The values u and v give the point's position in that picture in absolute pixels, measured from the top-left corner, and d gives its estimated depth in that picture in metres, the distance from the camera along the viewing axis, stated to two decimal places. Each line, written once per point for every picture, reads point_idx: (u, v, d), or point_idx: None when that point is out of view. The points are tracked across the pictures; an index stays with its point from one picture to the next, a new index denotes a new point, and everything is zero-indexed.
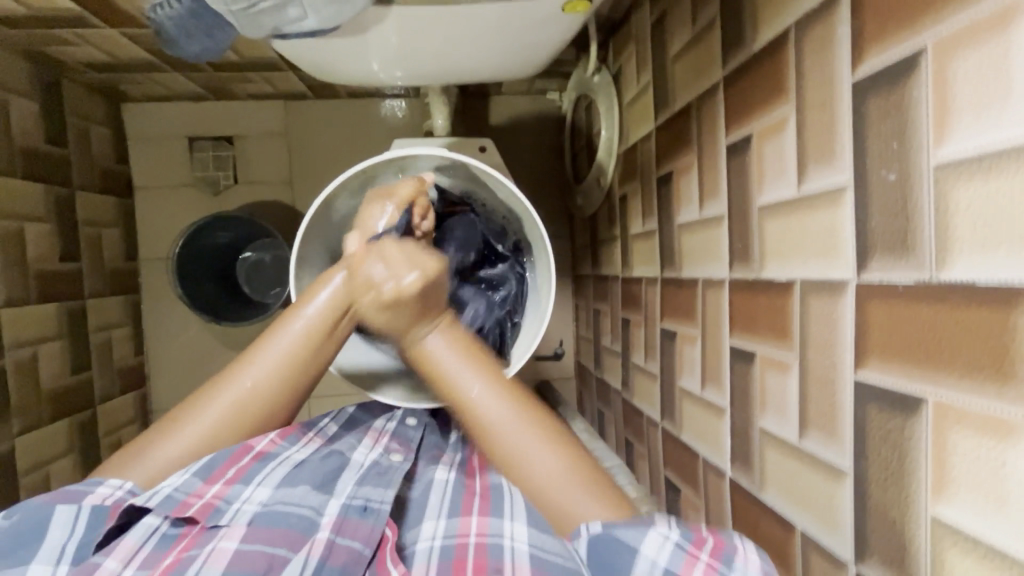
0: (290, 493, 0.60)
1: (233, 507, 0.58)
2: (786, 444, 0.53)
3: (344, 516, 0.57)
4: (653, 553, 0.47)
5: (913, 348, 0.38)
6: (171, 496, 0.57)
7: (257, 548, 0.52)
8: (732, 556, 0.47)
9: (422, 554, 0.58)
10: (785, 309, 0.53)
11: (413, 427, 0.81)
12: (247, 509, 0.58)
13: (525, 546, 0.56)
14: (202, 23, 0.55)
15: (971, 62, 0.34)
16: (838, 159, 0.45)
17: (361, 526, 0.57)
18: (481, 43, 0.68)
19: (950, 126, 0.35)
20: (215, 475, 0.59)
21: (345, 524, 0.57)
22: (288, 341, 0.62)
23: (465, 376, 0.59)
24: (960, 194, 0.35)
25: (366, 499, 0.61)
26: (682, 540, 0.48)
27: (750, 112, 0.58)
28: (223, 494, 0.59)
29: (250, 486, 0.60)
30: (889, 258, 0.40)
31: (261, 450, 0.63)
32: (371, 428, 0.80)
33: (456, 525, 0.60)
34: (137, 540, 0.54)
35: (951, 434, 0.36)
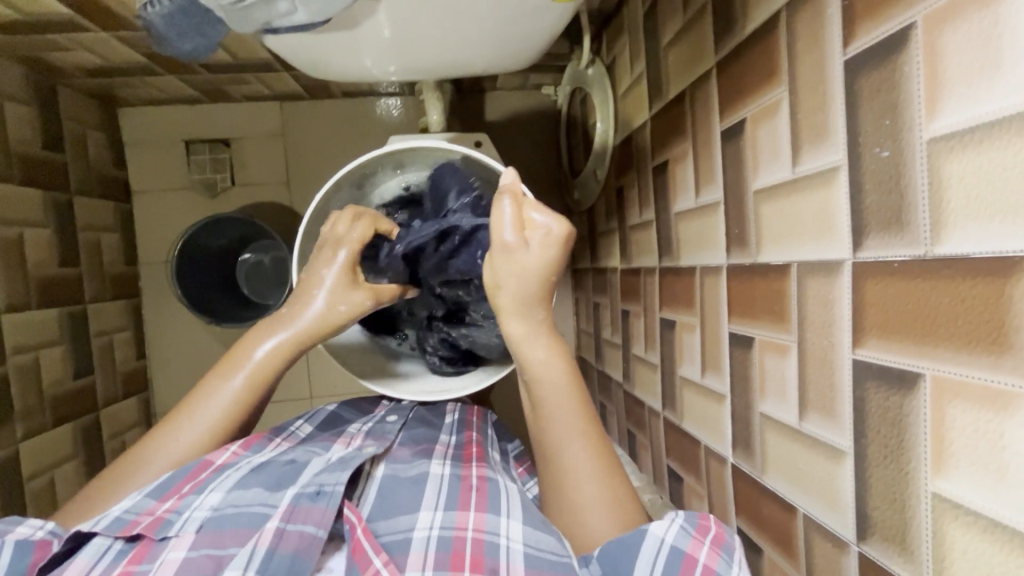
0: (241, 494, 0.58)
1: (183, 516, 0.55)
2: (786, 427, 0.53)
3: (294, 505, 0.56)
4: (662, 531, 0.50)
5: (910, 324, 0.38)
6: (120, 518, 0.55)
7: (202, 555, 0.51)
8: (732, 547, 0.50)
9: (419, 543, 0.55)
10: (782, 292, 0.53)
11: (392, 423, 0.78)
12: (198, 516, 0.55)
13: (522, 544, 0.53)
14: (193, 21, 0.55)
15: (962, 35, 0.34)
16: (832, 138, 0.45)
17: (313, 510, 0.56)
18: (472, 35, 0.68)
19: (943, 99, 0.35)
20: (169, 493, 0.59)
21: (295, 512, 0.55)
22: (228, 392, 0.67)
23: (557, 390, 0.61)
24: (954, 166, 0.35)
25: (320, 483, 0.58)
26: (687, 524, 0.51)
27: (743, 97, 0.58)
28: (175, 506, 0.56)
29: (202, 494, 0.58)
30: (884, 235, 0.40)
31: (220, 464, 0.63)
32: (343, 433, 0.75)
33: (453, 516, 0.57)
34: (89, 560, 0.52)
35: (949, 408, 0.36)
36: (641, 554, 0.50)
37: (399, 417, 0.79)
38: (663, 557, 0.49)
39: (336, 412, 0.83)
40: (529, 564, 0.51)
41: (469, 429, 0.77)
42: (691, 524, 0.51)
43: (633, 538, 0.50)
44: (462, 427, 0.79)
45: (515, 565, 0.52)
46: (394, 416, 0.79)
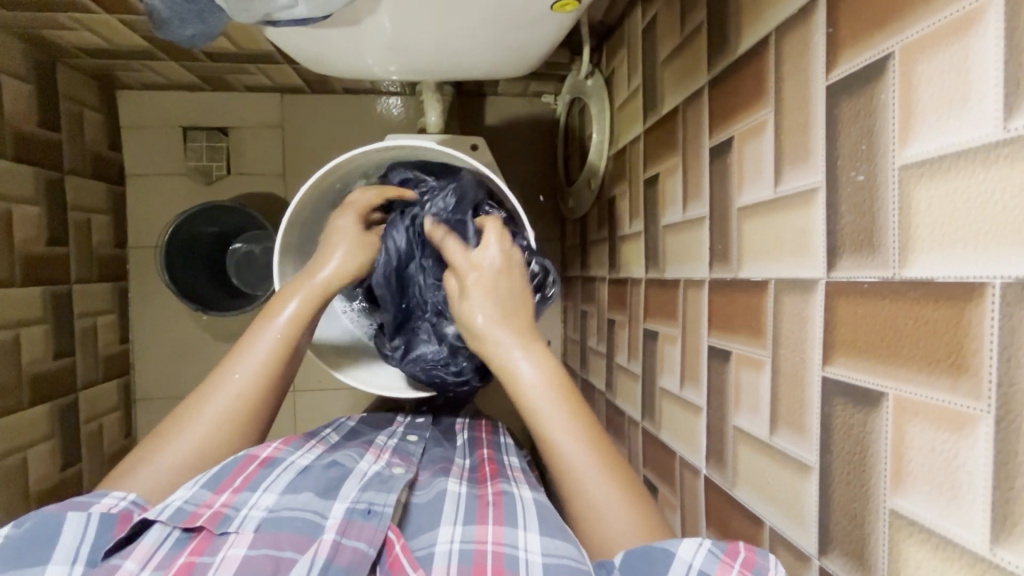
0: (294, 497, 0.57)
1: (241, 514, 0.55)
2: (757, 440, 0.55)
3: (348, 519, 0.55)
4: (689, 554, 0.47)
5: (875, 344, 0.39)
6: (181, 508, 0.54)
7: (262, 554, 0.51)
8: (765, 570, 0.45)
9: (442, 556, 0.53)
10: (759, 307, 0.54)
11: (412, 442, 0.77)
12: (255, 516, 0.55)
13: (541, 555, 0.51)
14: (195, 8, 0.56)
15: (934, 66, 0.35)
16: (812, 161, 0.46)
17: (365, 529, 0.54)
18: (472, 40, 0.69)
19: (915, 128, 0.36)
20: (224, 485, 0.57)
21: (349, 526, 0.54)
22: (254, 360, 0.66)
23: (543, 400, 0.60)
24: (922, 193, 0.36)
25: (369, 501, 0.57)
26: (714, 548, 0.48)
27: (732, 115, 0.60)
28: (230, 501, 0.56)
29: (257, 492, 0.57)
30: (857, 257, 0.41)
31: (266, 458, 0.62)
32: (372, 445, 0.73)
33: (472, 530, 0.55)
34: (150, 544, 0.52)
35: (909, 427, 0.37)
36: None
37: (418, 437, 0.79)
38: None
39: (356, 427, 0.82)
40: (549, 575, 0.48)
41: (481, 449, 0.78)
42: (720, 548, 0.48)
43: (660, 555, 0.47)
44: (474, 447, 0.80)
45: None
46: (413, 437, 0.78)
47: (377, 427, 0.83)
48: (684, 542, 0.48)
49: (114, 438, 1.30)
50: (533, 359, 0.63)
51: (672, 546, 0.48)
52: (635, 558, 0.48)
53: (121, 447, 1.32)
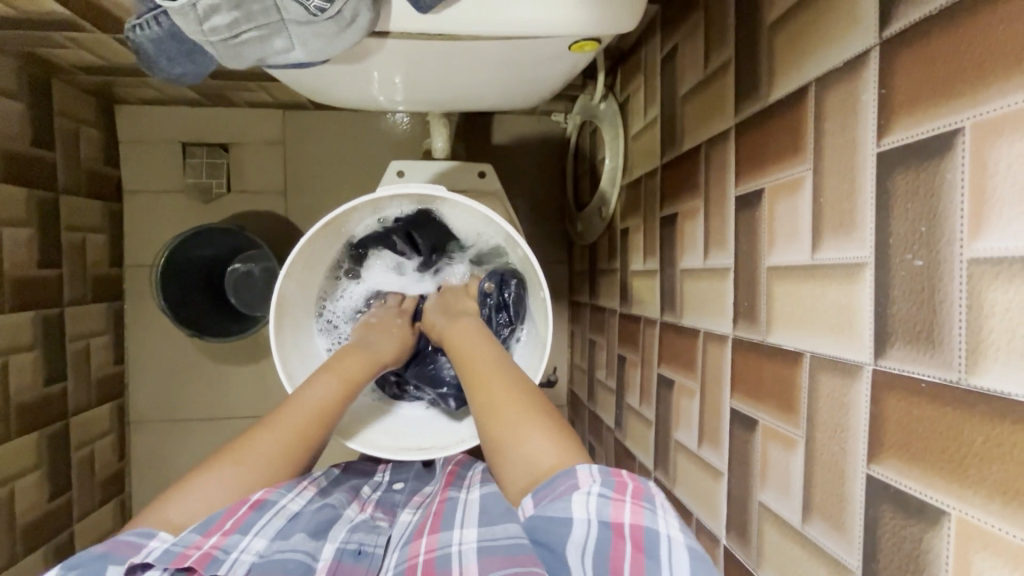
0: (285, 542, 0.61)
1: (231, 557, 0.57)
2: (788, 525, 0.50)
3: (338, 560, 0.61)
4: (584, 510, 0.47)
5: (935, 454, 0.35)
6: (169, 549, 0.55)
7: None
8: (650, 494, 0.48)
9: None
10: (792, 381, 0.50)
11: (399, 491, 0.78)
12: (245, 561, 0.58)
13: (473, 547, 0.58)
14: (185, 48, 0.52)
15: (1015, 154, 0.30)
16: (859, 233, 0.42)
17: (356, 569, 0.60)
18: (482, 77, 0.65)
19: (989, 219, 0.32)
20: (214, 528, 0.59)
21: (339, 567, 0.60)
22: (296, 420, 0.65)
23: (473, 348, 0.70)
24: (997, 295, 0.31)
25: (359, 542, 0.63)
26: (605, 489, 0.48)
27: (762, 166, 0.55)
28: (221, 543, 0.58)
29: (247, 535, 0.59)
30: (912, 350, 0.37)
31: (259, 500, 0.62)
32: (356, 493, 0.74)
33: (409, 548, 0.61)
34: None
35: (974, 558, 0.32)
36: (570, 545, 0.47)
37: (404, 485, 0.79)
38: (592, 534, 0.46)
39: (341, 475, 0.78)
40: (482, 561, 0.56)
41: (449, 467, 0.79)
42: (609, 487, 0.48)
43: (560, 525, 0.47)
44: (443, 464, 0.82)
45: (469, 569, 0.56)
46: (400, 484, 0.79)
47: (362, 476, 0.81)
48: (577, 496, 0.48)
49: (107, 462, 1.27)
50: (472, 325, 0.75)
51: (568, 503, 0.48)
52: (542, 528, 0.49)
53: (113, 472, 1.28)
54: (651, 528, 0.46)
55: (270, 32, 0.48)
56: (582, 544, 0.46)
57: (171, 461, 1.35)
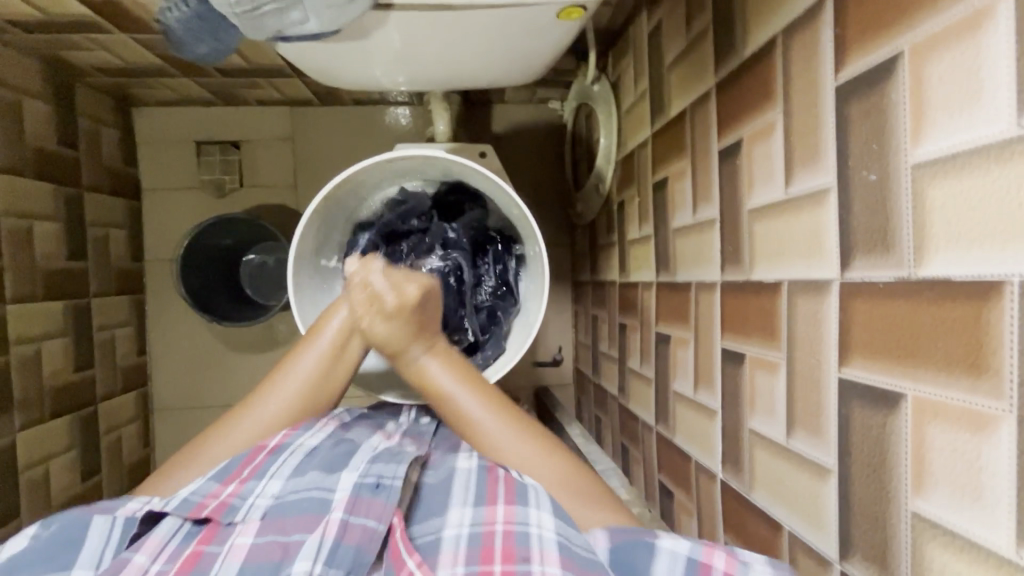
0: (300, 480, 0.58)
1: (247, 503, 0.56)
2: (774, 444, 0.54)
3: (357, 496, 0.55)
4: (674, 544, 0.47)
5: (891, 344, 0.39)
6: (187, 499, 0.56)
7: (268, 541, 0.51)
8: (732, 542, 0.48)
9: (450, 542, 0.52)
10: (773, 309, 0.54)
11: (425, 425, 0.81)
12: (260, 504, 0.56)
13: (553, 533, 0.50)
14: (210, 26, 0.57)
15: (944, 66, 0.35)
16: (823, 161, 0.46)
17: (374, 503, 0.55)
18: (478, 49, 0.70)
19: (927, 127, 0.36)
20: (230, 477, 0.59)
21: (357, 503, 0.54)
22: (304, 368, 0.67)
23: (449, 386, 0.65)
24: (936, 191, 0.36)
25: (378, 475, 0.58)
26: (692, 536, 0.48)
27: (740, 117, 0.60)
28: (238, 491, 0.57)
29: (263, 480, 0.58)
30: (872, 256, 0.41)
31: (275, 446, 0.62)
32: (383, 428, 0.76)
33: (483, 512, 0.55)
34: (161, 537, 0.53)
35: (928, 428, 0.36)
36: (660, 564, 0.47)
37: (431, 420, 0.82)
38: (682, 568, 0.46)
39: (371, 407, 0.85)
40: (563, 551, 0.48)
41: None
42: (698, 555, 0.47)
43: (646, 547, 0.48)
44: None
45: (549, 551, 0.48)
46: (426, 419, 0.82)
47: (392, 411, 0.88)
48: (665, 537, 0.48)
49: (132, 449, 1.32)
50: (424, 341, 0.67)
51: (655, 540, 0.48)
52: (626, 556, 0.48)
53: (138, 458, 1.33)
54: (745, 569, 0.46)
55: (286, 4, 0.53)
56: (671, 573, 0.46)
57: None
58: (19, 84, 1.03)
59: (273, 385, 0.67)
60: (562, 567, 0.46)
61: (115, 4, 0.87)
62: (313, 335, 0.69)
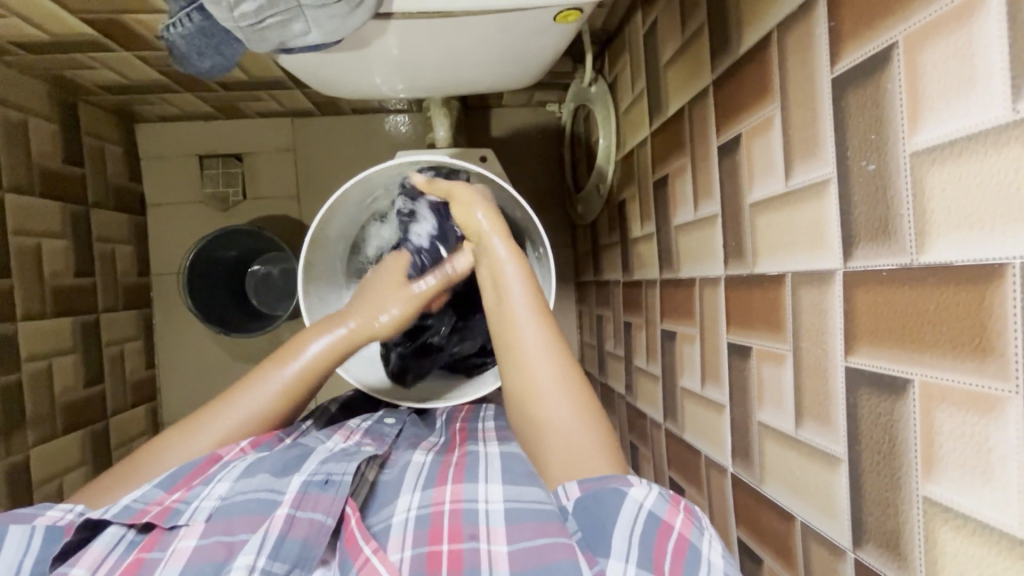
0: (248, 481, 0.58)
1: (191, 506, 0.56)
2: (783, 435, 0.54)
3: (303, 492, 0.56)
4: (641, 496, 0.51)
5: (897, 330, 0.40)
6: (128, 507, 0.56)
7: (212, 542, 0.53)
8: (701, 525, 0.50)
9: (399, 526, 0.57)
10: (778, 302, 0.54)
11: (389, 424, 0.78)
12: (206, 505, 0.56)
13: (501, 504, 0.56)
14: (213, 41, 0.58)
15: (939, 53, 0.35)
16: (822, 152, 0.47)
17: (322, 498, 0.56)
18: (476, 55, 0.70)
19: (923, 115, 0.37)
20: (177, 485, 0.60)
21: (305, 498, 0.56)
22: (265, 393, 0.67)
23: (517, 280, 0.69)
24: (935, 178, 0.36)
25: (328, 471, 0.59)
26: (662, 493, 0.52)
27: (738, 113, 0.60)
28: (182, 497, 0.57)
29: (210, 484, 0.59)
30: (873, 245, 0.42)
31: (228, 458, 0.63)
32: (344, 427, 0.75)
33: (430, 494, 0.60)
34: (103, 548, 0.53)
35: (937, 413, 0.37)
36: (620, 519, 0.50)
37: (396, 420, 0.79)
38: (640, 521, 0.50)
39: (336, 413, 0.84)
40: (511, 523, 0.54)
41: (453, 426, 0.80)
42: (666, 494, 0.52)
43: (613, 501, 0.51)
44: (449, 425, 0.82)
45: (495, 526, 0.54)
46: (390, 419, 0.79)
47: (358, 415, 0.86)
48: (636, 486, 0.52)
49: None
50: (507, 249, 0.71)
51: (626, 488, 0.52)
52: (591, 510, 0.52)
53: None
54: (695, 542, 0.48)
55: (289, 16, 0.54)
56: (631, 522, 0.50)
57: None
58: (24, 104, 1.04)
59: (232, 398, 0.67)
60: (507, 543, 0.52)
61: (118, 23, 0.88)
62: (288, 350, 0.70)
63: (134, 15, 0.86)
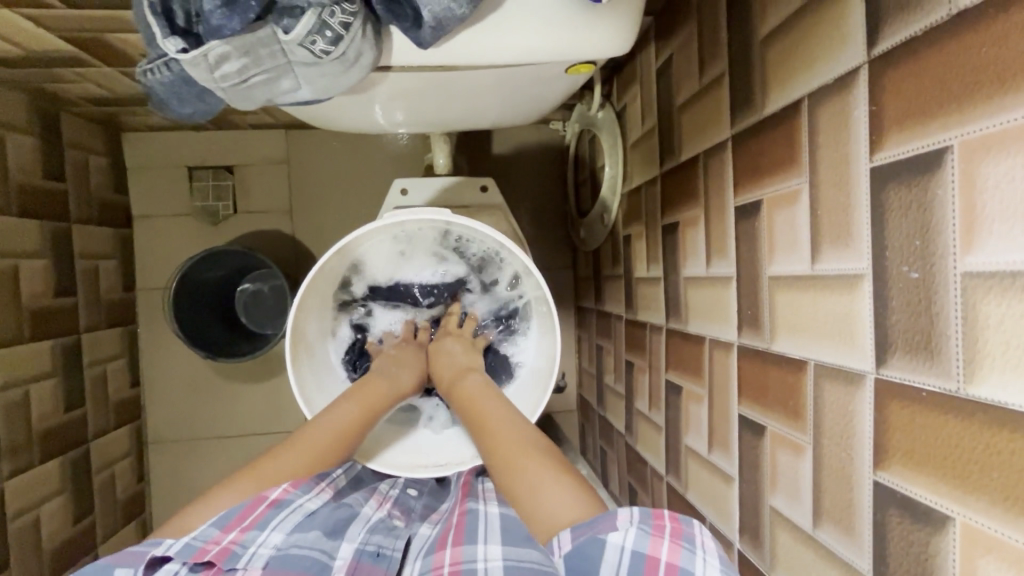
0: (304, 536, 0.59)
1: (249, 551, 0.55)
2: (799, 530, 0.51)
3: (357, 560, 0.58)
4: (621, 538, 0.47)
5: (937, 460, 0.36)
6: (190, 544, 0.55)
7: None
8: (691, 535, 0.48)
9: None
10: (797, 389, 0.51)
11: (414, 496, 0.77)
12: (264, 553, 0.56)
13: (502, 560, 0.54)
14: (194, 89, 0.53)
15: (1003, 170, 0.32)
16: (855, 244, 0.43)
17: (375, 569, 0.59)
18: (477, 99, 0.66)
19: (980, 234, 0.33)
20: (232, 524, 0.58)
21: (359, 567, 0.58)
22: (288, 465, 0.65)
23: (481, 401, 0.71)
24: (991, 307, 0.32)
25: (378, 543, 0.61)
26: (644, 525, 0.48)
27: (760, 177, 0.56)
28: (238, 539, 0.56)
29: (265, 531, 0.58)
30: (912, 360, 0.38)
31: (275, 499, 0.61)
32: (376, 492, 0.75)
33: (430, 559, 0.58)
34: None
35: (980, 562, 0.34)
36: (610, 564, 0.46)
37: (419, 491, 0.78)
38: (627, 564, 0.46)
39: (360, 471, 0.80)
40: None
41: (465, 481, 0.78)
42: (647, 524, 0.48)
43: (597, 551, 0.47)
44: (458, 480, 0.81)
45: None
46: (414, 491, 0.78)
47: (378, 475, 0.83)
48: (616, 529, 0.48)
49: (126, 485, 1.29)
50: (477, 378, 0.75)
51: (606, 534, 0.48)
52: (574, 558, 0.48)
53: (132, 493, 1.30)
54: (687, 569, 0.45)
55: (276, 73, 0.50)
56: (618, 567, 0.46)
57: (188, 479, 1.37)
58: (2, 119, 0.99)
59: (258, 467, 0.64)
60: None
61: (100, 41, 0.83)
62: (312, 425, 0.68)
63: (116, 34, 0.81)
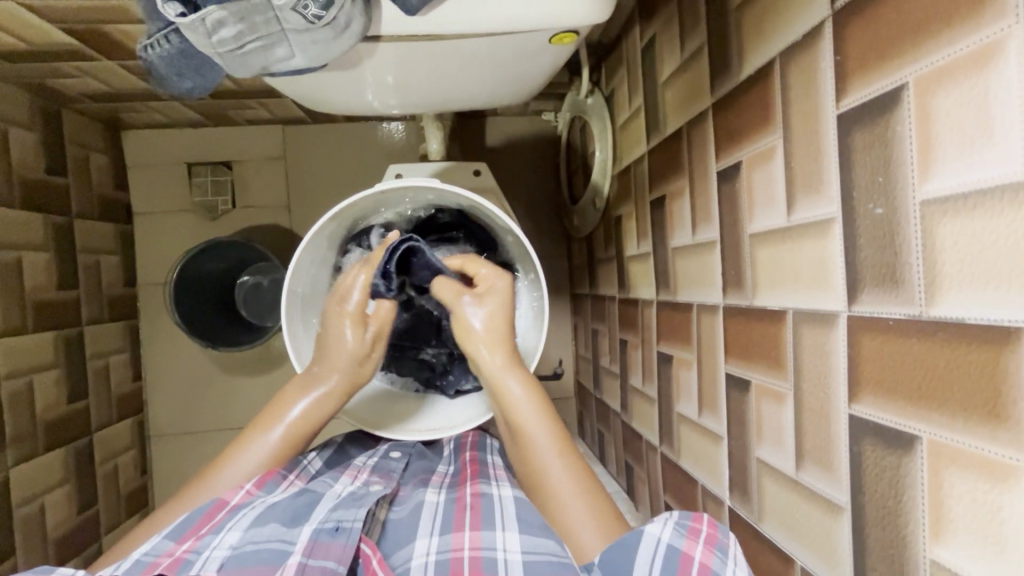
0: (259, 531, 0.57)
1: (202, 556, 0.54)
2: (784, 476, 0.53)
3: (315, 540, 0.56)
4: (657, 530, 0.50)
5: (904, 384, 0.38)
6: (139, 561, 0.54)
7: None
8: (725, 544, 0.49)
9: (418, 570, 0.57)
10: (777, 338, 0.53)
11: (396, 458, 0.79)
12: (217, 556, 0.54)
13: (519, 555, 0.55)
14: (193, 63, 0.56)
15: (953, 99, 0.34)
16: (826, 189, 0.45)
17: (333, 545, 0.56)
18: (467, 76, 0.69)
19: (935, 162, 0.35)
20: (187, 535, 0.58)
21: (316, 547, 0.56)
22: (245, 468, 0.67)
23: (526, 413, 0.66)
24: (947, 229, 0.34)
25: (338, 519, 0.59)
26: (681, 524, 0.51)
27: (739, 139, 0.58)
28: (193, 547, 0.55)
29: (220, 533, 0.57)
30: (879, 293, 0.40)
31: (235, 503, 0.62)
32: (350, 466, 0.76)
33: (449, 538, 0.59)
34: None
35: (946, 475, 0.35)
36: (642, 551, 0.50)
37: (402, 454, 0.80)
38: (662, 553, 0.49)
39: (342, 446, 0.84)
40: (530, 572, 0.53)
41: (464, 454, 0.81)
42: (684, 525, 0.51)
43: (631, 537, 0.51)
44: (458, 453, 0.82)
45: None
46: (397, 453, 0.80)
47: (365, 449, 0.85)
48: (654, 519, 0.51)
49: (129, 478, 1.30)
50: (520, 380, 0.67)
51: (644, 522, 0.51)
52: (614, 554, 0.51)
53: (135, 487, 1.31)
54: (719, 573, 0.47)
55: (272, 41, 0.53)
56: (653, 553, 0.49)
57: (190, 473, 1.38)
58: (5, 114, 1.01)
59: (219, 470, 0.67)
60: None
61: (100, 32, 0.85)
62: (267, 417, 0.69)
63: (117, 26, 0.83)
